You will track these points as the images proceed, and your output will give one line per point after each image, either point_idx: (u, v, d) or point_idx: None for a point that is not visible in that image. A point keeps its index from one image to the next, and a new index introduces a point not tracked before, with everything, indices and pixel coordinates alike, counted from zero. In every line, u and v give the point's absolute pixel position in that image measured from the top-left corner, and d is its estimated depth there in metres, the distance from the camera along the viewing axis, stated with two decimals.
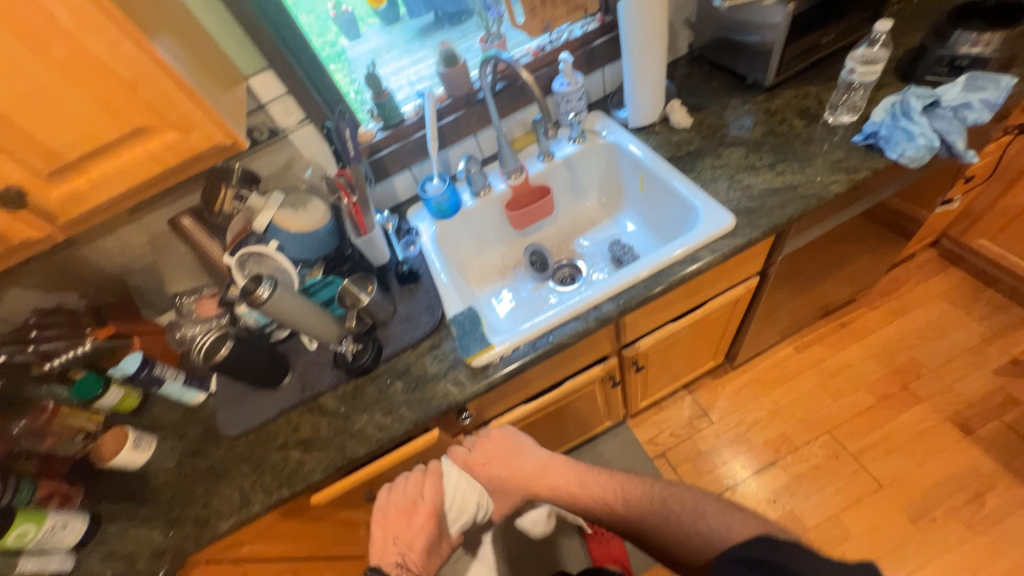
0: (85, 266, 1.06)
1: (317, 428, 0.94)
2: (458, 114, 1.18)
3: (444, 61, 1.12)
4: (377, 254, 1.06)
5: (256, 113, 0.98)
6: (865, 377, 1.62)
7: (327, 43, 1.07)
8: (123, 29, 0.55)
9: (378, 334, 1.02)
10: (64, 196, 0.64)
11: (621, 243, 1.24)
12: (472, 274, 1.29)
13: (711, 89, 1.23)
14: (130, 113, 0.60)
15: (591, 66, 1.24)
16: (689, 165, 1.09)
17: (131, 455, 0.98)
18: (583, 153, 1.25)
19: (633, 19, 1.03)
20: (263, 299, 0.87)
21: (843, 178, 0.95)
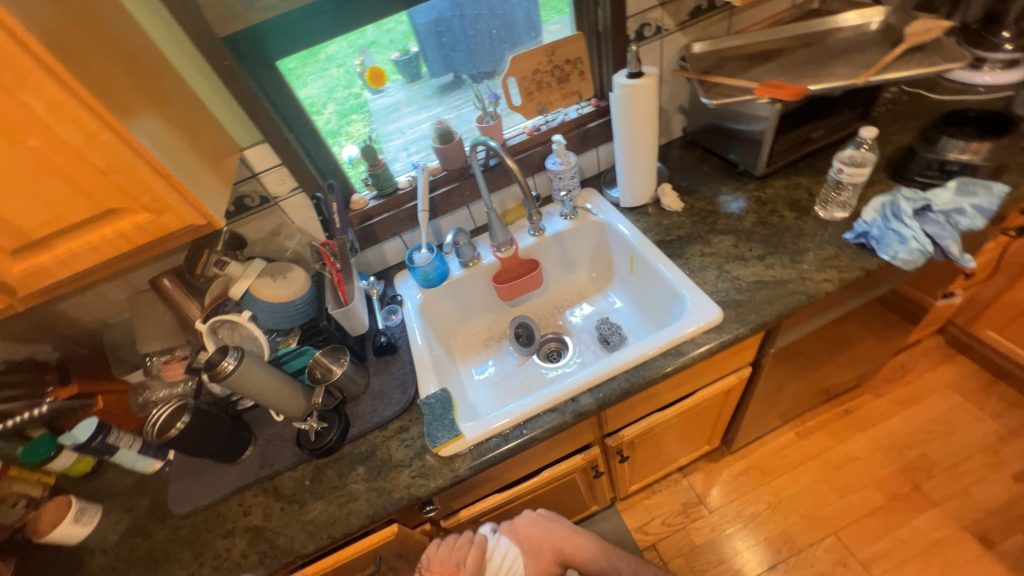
0: (61, 319, 1.05)
1: (269, 513, 0.88)
2: (451, 187, 1.19)
3: (439, 137, 1.14)
4: (356, 324, 1.04)
5: (248, 181, 0.99)
6: (872, 473, 1.51)
7: (352, 95, 1.08)
8: (102, 121, 0.56)
9: (347, 411, 0.98)
10: (26, 272, 0.63)
11: (609, 321, 1.21)
12: (455, 343, 1.26)
13: (703, 173, 1.25)
14: (102, 197, 0.61)
15: (585, 146, 1.27)
16: (678, 251, 1.08)
17: (69, 530, 0.92)
18: (573, 229, 1.25)
19: (624, 110, 1.06)
20: (227, 371, 0.84)
21: (834, 276, 0.92)
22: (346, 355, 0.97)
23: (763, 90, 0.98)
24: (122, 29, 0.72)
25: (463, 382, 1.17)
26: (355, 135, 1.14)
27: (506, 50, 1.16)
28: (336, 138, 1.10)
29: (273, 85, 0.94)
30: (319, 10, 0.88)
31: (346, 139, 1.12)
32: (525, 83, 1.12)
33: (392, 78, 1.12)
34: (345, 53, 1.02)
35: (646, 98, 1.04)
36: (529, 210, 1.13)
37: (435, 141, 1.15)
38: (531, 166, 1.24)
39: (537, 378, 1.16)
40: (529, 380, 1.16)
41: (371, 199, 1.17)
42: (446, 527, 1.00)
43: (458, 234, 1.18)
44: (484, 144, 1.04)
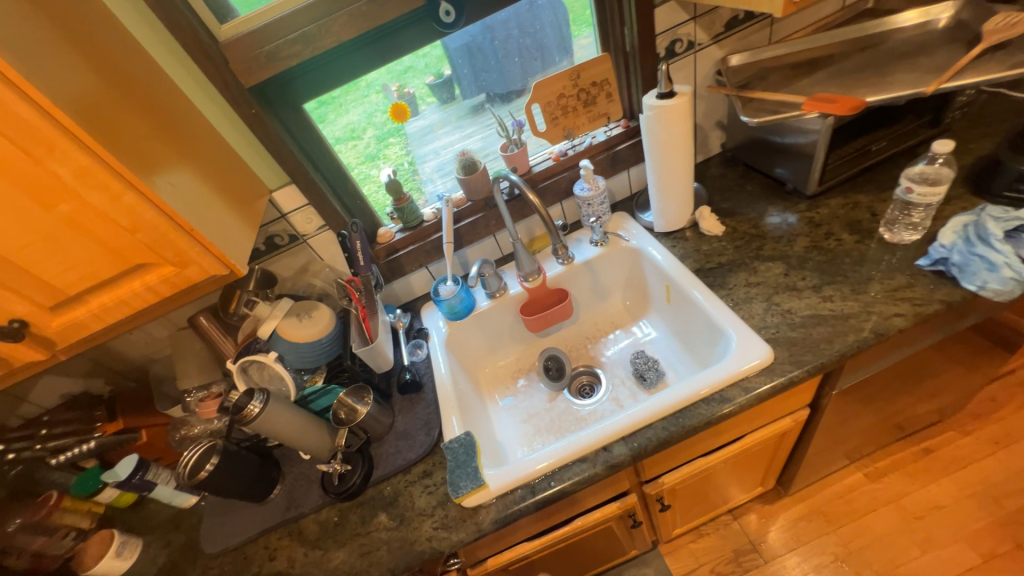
0: (112, 355, 1.11)
1: (293, 559, 0.86)
2: (475, 217, 1.17)
3: (463, 169, 1.12)
4: (380, 361, 1.02)
5: (278, 222, 1.02)
6: (962, 525, 1.31)
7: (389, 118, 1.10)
8: (127, 183, 0.58)
9: (372, 451, 0.95)
10: (64, 326, 0.66)
11: (644, 354, 1.14)
12: (483, 376, 1.23)
13: (745, 193, 1.16)
14: (130, 253, 0.62)
15: (615, 168, 1.21)
16: (720, 280, 0.99)
17: (112, 563, 0.95)
18: (604, 256, 1.19)
19: (655, 133, 0.99)
20: (252, 415, 0.84)
21: (907, 309, 0.81)
22: (369, 394, 0.96)
23: (813, 105, 0.88)
24: (155, 89, 0.75)
25: (491, 418, 1.13)
26: (392, 157, 1.16)
27: (537, 71, 1.13)
28: (364, 168, 1.12)
29: (299, 127, 0.96)
30: (341, 53, 0.89)
31: (383, 162, 1.14)
32: (550, 108, 1.08)
33: (427, 101, 1.13)
34: (384, 79, 1.03)
35: (678, 119, 0.97)
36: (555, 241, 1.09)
37: (458, 171, 1.13)
38: (559, 193, 1.19)
39: (568, 415, 1.10)
40: (560, 417, 1.10)
41: (397, 231, 1.17)
42: None
43: (483, 265, 1.14)
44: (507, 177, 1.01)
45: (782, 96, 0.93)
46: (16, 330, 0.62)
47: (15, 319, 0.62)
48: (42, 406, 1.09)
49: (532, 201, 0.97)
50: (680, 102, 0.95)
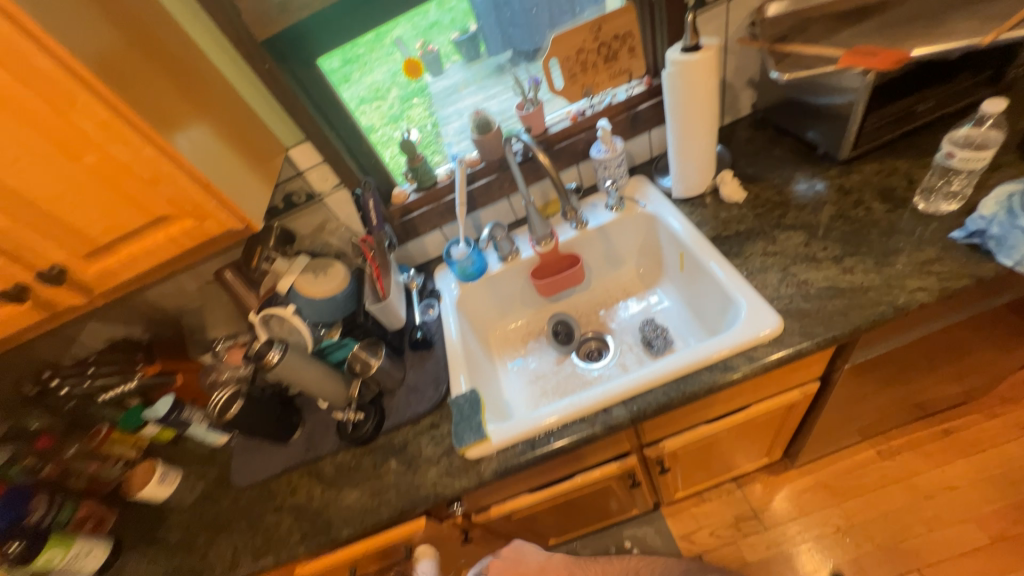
0: (148, 305, 1.19)
1: (311, 495, 0.94)
2: (489, 179, 1.16)
3: (477, 128, 1.10)
4: (393, 318, 1.06)
5: (294, 179, 1.04)
6: (975, 506, 1.29)
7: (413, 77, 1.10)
8: (145, 135, 0.60)
9: (384, 403, 1.01)
10: (98, 273, 0.71)
11: (654, 322, 1.13)
12: (494, 338, 1.25)
13: (773, 157, 1.09)
14: (152, 205, 0.66)
15: (635, 130, 1.16)
16: (736, 248, 0.96)
17: (155, 490, 1.06)
18: (619, 221, 1.16)
19: (677, 90, 0.94)
20: (272, 364, 0.90)
21: (933, 284, 0.77)
22: (381, 349, 1.00)
23: (852, 60, 0.79)
24: (172, 43, 0.76)
25: (499, 378, 1.16)
26: (415, 119, 1.15)
27: (566, 21, 1.07)
28: (382, 129, 1.12)
29: (313, 83, 0.96)
30: (353, 5, 0.88)
31: (406, 124, 1.14)
32: (568, 64, 1.04)
33: (452, 59, 1.11)
34: (409, 35, 1.03)
35: (702, 74, 0.91)
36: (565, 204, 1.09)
37: (473, 130, 1.11)
38: (575, 155, 1.16)
39: (574, 378, 1.12)
40: (566, 380, 1.12)
41: (411, 191, 1.18)
42: (478, 521, 1.02)
43: (495, 228, 1.14)
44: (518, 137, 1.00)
45: (819, 49, 0.85)
46: (56, 275, 0.67)
47: (55, 265, 0.67)
48: (90, 349, 1.19)
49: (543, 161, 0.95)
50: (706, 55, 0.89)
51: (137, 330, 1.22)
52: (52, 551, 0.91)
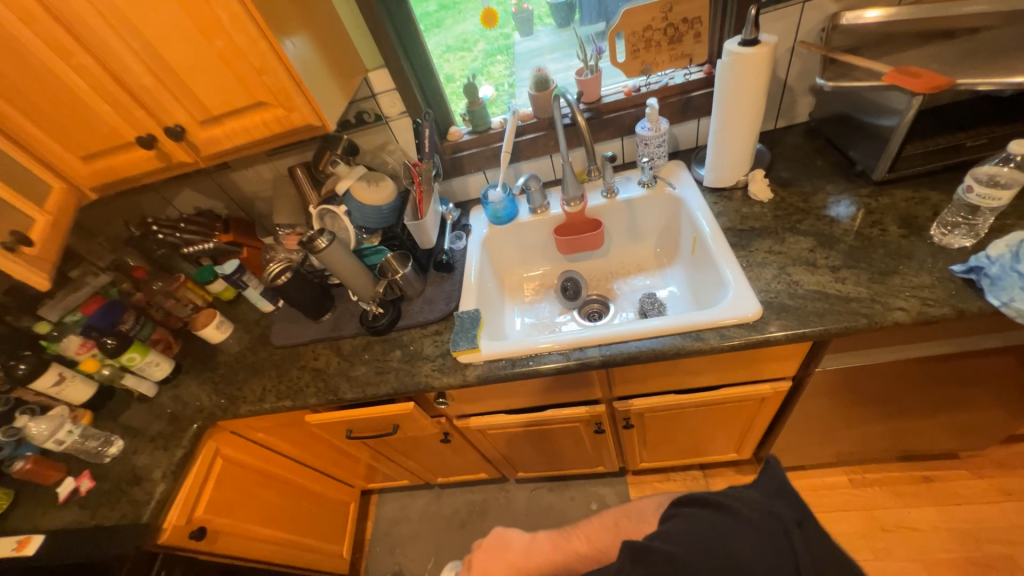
0: (232, 185, 1.41)
1: (329, 363, 1.14)
2: (537, 134, 1.26)
3: (536, 84, 1.19)
4: (424, 239, 1.21)
5: (369, 100, 1.18)
6: (929, 550, 1.32)
7: (502, 35, 1.23)
8: (262, 32, 0.75)
9: (402, 306, 1.17)
10: (206, 138, 0.89)
11: (655, 297, 1.22)
12: (509, 281, 1.38)
13: (813, 167, 1.11)
14: (256, 91, 0.82)
15: (685, 115, 1.21)
16: (745, 241, 1.02)
17: (213, 332, 1.30)
18: (647, 199, 1.24)
19: (727, 80, 0.99)
20: (319, 248, 1.07)
21: (914, 307, 0.81)
22: (409, 261, 1.16)
23: (895, 79, 0.82)
24: None
25: (504, 315, 1.30)
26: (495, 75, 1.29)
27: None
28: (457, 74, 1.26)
29: (402, 16, 1.09)
30: None
31: (485, 78, 1.28)
32: (633, 39, 1.10)
33: (545, 22, 1.21)
34: None
35: (751, 69, 0.95)
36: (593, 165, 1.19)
37: (532, 85, 1.20)
38: (621, 128, 1.23)
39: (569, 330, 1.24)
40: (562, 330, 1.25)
41: (466, 133, 1.31)
42: (458, 425, 1.18)
43: (531, 179, 1.25)
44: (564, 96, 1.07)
45: (870, 62, 0.87)
46: (178, 131, 0.86)
47: (178, 124, 0.86)
48: (183, 211, 1.44)
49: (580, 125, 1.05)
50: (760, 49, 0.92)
51: (220, 205, 1.45)
52: (131, 353, 1.18)
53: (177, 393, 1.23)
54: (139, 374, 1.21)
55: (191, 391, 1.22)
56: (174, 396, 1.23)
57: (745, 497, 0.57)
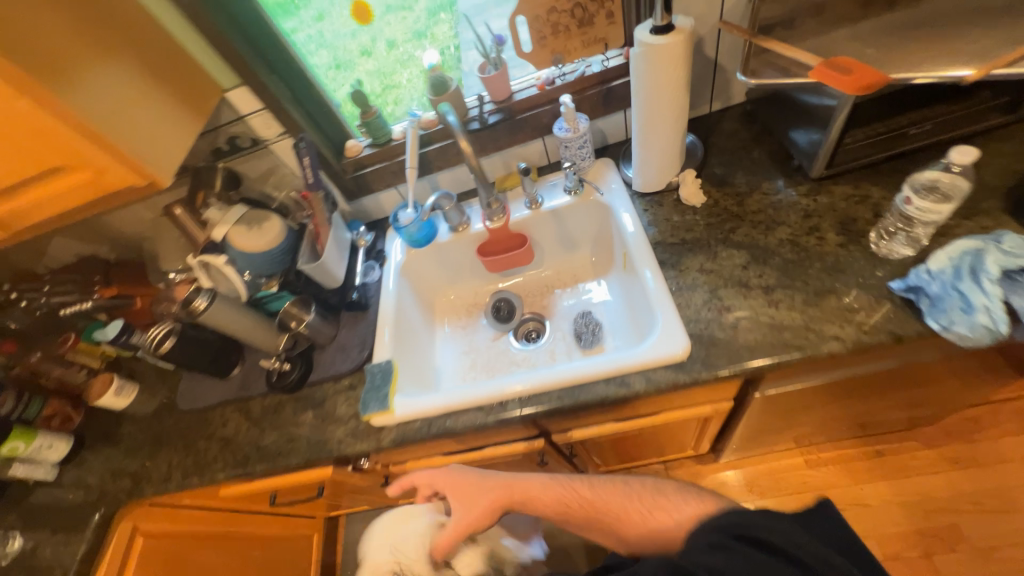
0: (108, 228, 1.23)
1: (238, 430, 1.03)
2: (446, 143, 1.11)
3: (433, 87, 1.02)
4: (332, 278, 1.08)
5: (237, 123, 1.00)
6: (878, 525, 1.34)
7: None
8: (20, 90, 0.62)
9: (313, 356, 1.06)
10: (13, 210, 0.77)
11: (590, 315, 1.12)
12: (438, 304, 1.27)
13: (748, 160, 1.00)
14: (47, 154, 0.69)
15: (608, 108, 1.06)
16: (676, 257, 0.91)
17: (113, 400, 1.14)
18: (574, 207, 1.11)
19: (642, 76, 0.84)
20: (200, 310, 0.94)
21: (849, 335, 0.73)
22: (312, 307, 1.03)
23: (822, 76, 0.66)
24: None
25: (434, 345, 1.20)
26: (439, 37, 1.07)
27: None
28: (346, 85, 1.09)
29: (252, 21, 0.89)
30: None
31: (429, 42, 1.07)
32: (537, 25, 0.93)
33: None
34: None
35: (664, 62, 0.81)
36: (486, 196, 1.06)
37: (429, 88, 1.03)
38: (539, 128, 1.09)
39: (503, 356, 1.15)
40: (496, 358, 1.15)
41: (366, 145, 1.14)
42: (393, 472, 1.11)
43: (443, 197, 1.11)
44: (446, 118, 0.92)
45: (794, 50, 0.72)
46: None
47: None
48: (60, 261, 1.26)
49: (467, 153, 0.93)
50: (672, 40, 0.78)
51: (101, 250, 1.28)
52: (13, 443, 1.04)
53: (81, 473, 1.12)
54: (31, 460, 1.08)
55: (96, 469, 1.11)
56: (78, 476, 1.12)
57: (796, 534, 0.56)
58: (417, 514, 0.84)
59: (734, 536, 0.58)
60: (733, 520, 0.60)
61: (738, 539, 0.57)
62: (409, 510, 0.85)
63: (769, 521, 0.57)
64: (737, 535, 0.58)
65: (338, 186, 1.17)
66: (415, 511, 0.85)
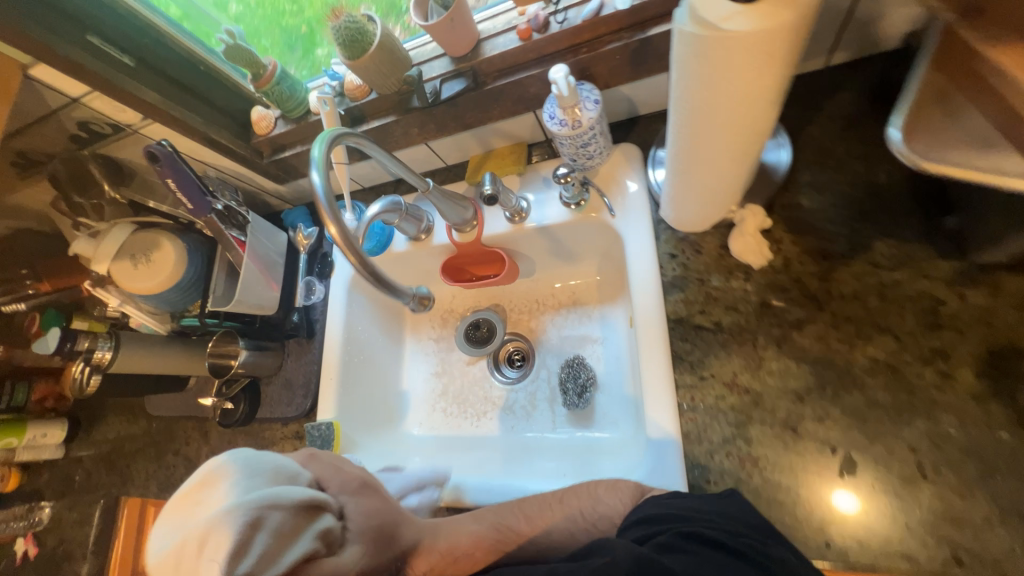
0: None
1: (200, 451, 0.99)
2: (385, 122, 0.73)
3: (343, 45, 0.62)
4: (265, 306, 0.87)
5: (76, 108, 0.69)
6: None
7: None
8: None
9: (260, 389, 0.93)
10: None
11: (582, 360, 0.88)
12: (406, 309, 1.05)
13: (864, 188, 0.59)
14: None
15: (640, 72, 0.63)
16: (699, 354, 0.62)
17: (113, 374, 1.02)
18: (572, 225, 0.77)
19: (690, 78, 0.42)
20: (104, 365, 0.80)
21: (932, 560, 0.48)
22: (241, 339, 0.87)
23: None
24: None
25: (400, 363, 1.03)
26: None
27: None
28: None
29: None
30: None
31: None
32: None
33: None
34: None
35: (740, 65, 0.39)
36: (434, 196, 0.74)
37: (336, 46, 0.63)
38: (523, 101, 0.68)
39: (475, 389, 0.97)
40: (467, 390, 0.98)
41: (280, 116, 0.79)
42: None
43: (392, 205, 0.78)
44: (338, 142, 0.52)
45: None
46: None
47: None
48: None
49: (355, 245, 0.52)
50: (767, 21, 0.35)
51: None
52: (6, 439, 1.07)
53: (83, 454, 1.18)
54: (33, 445, 1.14)
55: (94, 454, 1.16)
56: (82, 456, 1.18)
57: (726, 524, 0.45)
58: (220, 481, 0.49)
59: (674, 533, 0.43)
60: (663, 513, 0.47)
61: (690, 540, 0.42)
62: (209, 474, 0.50)
63: (688, 514, 0.46)
64: (683, 532, 0.43)
65: (255, 172, 0.86)
66: (217, 473, 0.50)
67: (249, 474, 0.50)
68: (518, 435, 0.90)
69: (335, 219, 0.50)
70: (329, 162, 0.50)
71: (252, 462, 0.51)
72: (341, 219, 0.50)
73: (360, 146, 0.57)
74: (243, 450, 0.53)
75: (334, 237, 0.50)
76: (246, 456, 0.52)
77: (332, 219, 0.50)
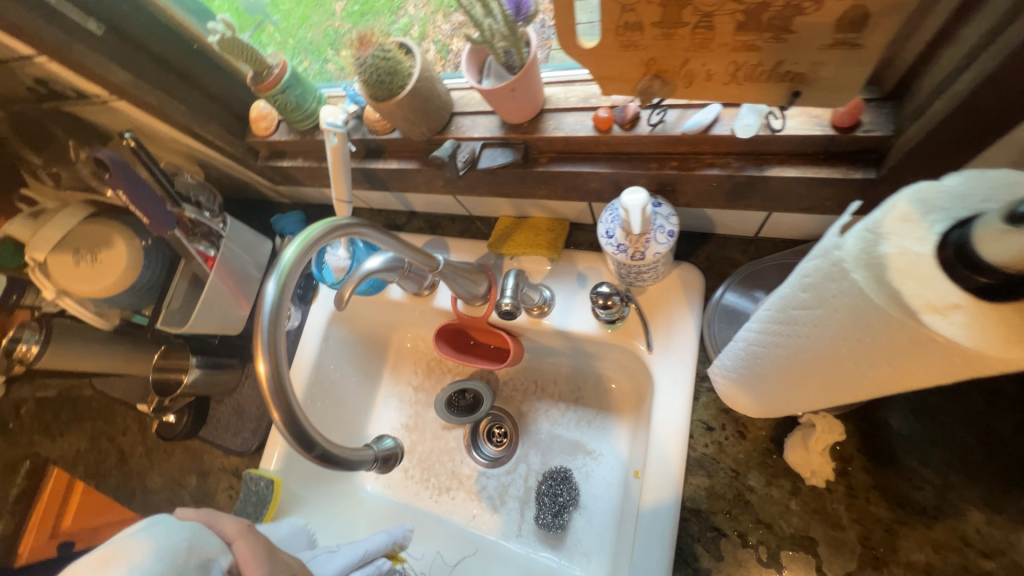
0: None
1: (133, 448, 0.89)
2: (405, 167, 0.59)
3: (366, 82, 0.47)
4: (231, 326, 0.74)
5: (34, 65, 0.56)
6: None
7: None
8: None
9: (209, 407, 0.82)
10: None
11: (569, 472, 0.77)
12: (391, 346, 0.92)
13: (973, 431, 0.46)
14: None
15: (737, 206, 0.48)
16: (710, 565, 0.50)
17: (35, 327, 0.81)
18: (599, 339, 0.64)
19: (852, 312, 0.26)
20: (31, 359, 0.72)
21: None
22: (194, 356, 0.75)
23: None
24: None
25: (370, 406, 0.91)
26: None
27: None
28: None
29: None
30: None
31: None
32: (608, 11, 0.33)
33: None
34: None
35: (911, 358, 0.24)
36: (443, 271, 0.62)
37: (358, 80, 0.48)
38: (580, 192, 0.53)
39: (444, 459, 0.84)
40: (435, 457, 0.85)
41: (284, 121, 0.64)
42: None
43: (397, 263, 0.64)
44: (328, 236, 0.44)
45: None
46: None
47: None
48: None
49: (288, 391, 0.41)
50: (997, 346, 0.21)
51: None
52: None
53: None
54: None
55: None
56: None
57: None
58: (124, 549, 0.35)
59: None
60: None
61: None
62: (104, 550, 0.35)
63: None
64: None
65: (247, 171, 0.72)
66: (118, 542, 0.36)
67: (163, 545, 0.36)
68: (477, 531, 0.79)
69: (269, 357, 0.39)
70: (297, 270, 0.41)
71: (173, 528, 0.37)
72: (279, 357, 0.39)
73: (364, 233, 0.49)
74: (161, 517, 0.39)
75: (262, 377, 0.39)
76: (166, 524, 0.38)
77: (266, 355, 0.39)
